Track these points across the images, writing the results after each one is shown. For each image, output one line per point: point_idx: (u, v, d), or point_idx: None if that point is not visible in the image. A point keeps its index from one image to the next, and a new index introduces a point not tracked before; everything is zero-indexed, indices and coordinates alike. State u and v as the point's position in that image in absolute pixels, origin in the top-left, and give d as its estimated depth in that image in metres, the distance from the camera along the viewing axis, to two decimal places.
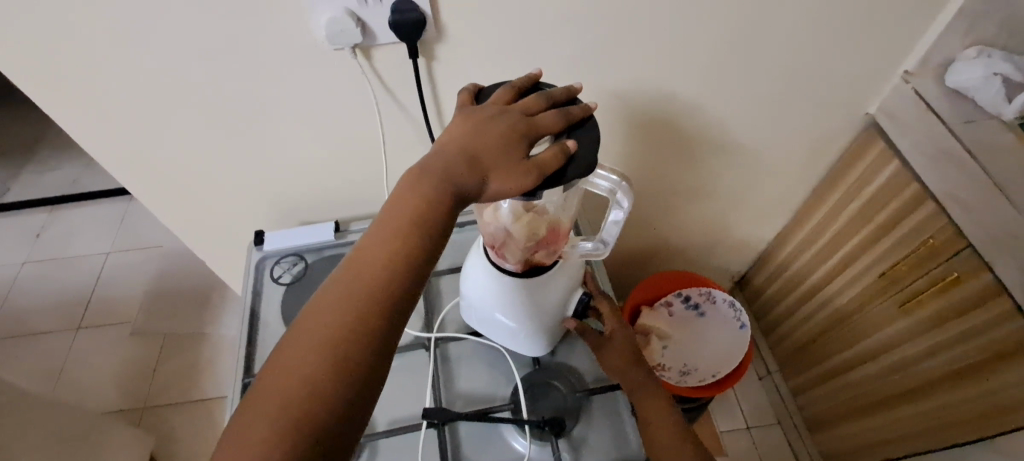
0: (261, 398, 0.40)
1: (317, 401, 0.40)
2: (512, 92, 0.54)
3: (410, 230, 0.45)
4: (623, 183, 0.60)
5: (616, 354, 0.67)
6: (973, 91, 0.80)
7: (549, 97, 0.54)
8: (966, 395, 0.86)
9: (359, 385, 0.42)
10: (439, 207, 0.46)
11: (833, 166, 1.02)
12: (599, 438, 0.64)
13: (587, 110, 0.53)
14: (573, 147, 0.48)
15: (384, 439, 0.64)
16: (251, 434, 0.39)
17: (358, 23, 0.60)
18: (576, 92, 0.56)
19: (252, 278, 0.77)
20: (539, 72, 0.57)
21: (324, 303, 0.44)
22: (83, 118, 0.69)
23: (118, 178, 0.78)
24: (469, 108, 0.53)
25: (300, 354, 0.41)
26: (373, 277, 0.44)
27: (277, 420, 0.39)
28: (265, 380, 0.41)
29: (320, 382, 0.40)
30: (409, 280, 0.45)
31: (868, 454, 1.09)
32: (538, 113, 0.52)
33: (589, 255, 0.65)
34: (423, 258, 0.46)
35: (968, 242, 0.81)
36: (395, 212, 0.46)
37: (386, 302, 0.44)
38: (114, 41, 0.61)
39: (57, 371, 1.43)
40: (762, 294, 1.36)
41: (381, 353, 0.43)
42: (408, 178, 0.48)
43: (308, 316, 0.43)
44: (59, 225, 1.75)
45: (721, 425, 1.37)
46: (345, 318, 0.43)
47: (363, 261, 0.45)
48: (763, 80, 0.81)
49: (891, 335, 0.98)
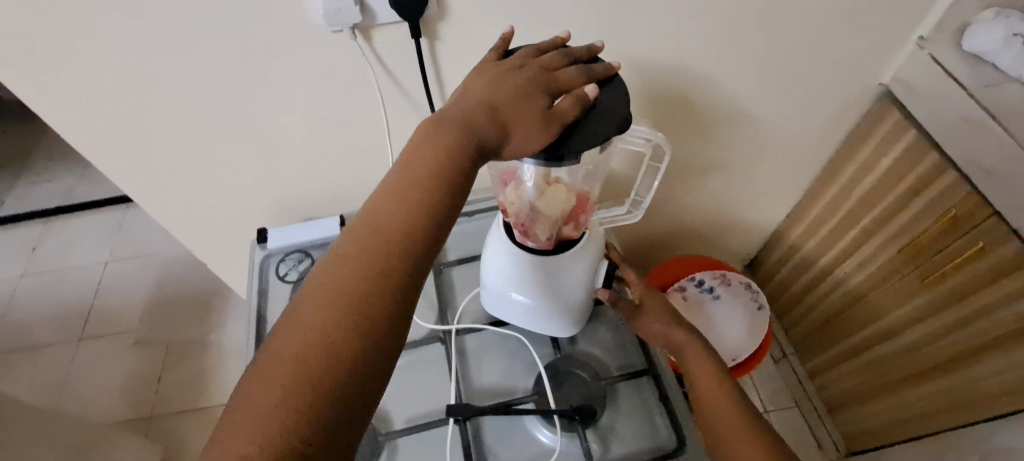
0: (257, 386, 0.37)
1: (318, 392, 0.37)
2: (536, 52, 0.52)
3: (429, 181, 0.43)
4: (658, 136, 0.62)
5: (652, 320, 0.65)
6: (993, 55, 0.77)
7: (569, 54, 0.51)
8: (996, 368, 0.84)
9: (365, 374, 0.39)
10: (459, 159, 0.44)
11: (845, 139, 0.99)
12: (628, 427, 0.62)
13: (610, 68, 0.50)
14: (592, 95, 0.46)
15: (403, 438, 0.62)
16: (268, 386, 0.37)
17: (358, 1, 0.57)
18: (598, 51, 0.54)
19: (257, 277, 0.74)
20: (566, 35, 0.56)
21: (339, 255, 0.42)
22: (72, 115, 0.65)
23: (111, 179, 0.75)
24: (489, 65, 0.50)
25: (298, 340, 0.38)
26: (390, 227, 0.42)
27: (275, 412, 0.36)
28: (261, 367, 0.38)
29: (323, 370, 0.37)
30: (415, 256, 0.42)
31: (894, 432, 1.06)
32: (558, 69, 0.50)
33: (620, 218, 0.76)
34: (445, 208, 0.44)
35: (993, 210, 0.78)
36: (412, 163, 0.44)
37: (405, 250, 0.42)
38: (100, 29, 0.57)
39: (60, 383, 1.41)
40: (773, 276, 1.33)
41: (389, 340, 0.40)
42: (424, 130, 0.45)
43: (308, 297, 0.41)
44: (54, 236, 1.72)
45: (765, 405, 1.35)
46: (364, 269, 0.41)
47: (367, 240, 0.42)
48: (777, 49, 0.78)
49: (914, 309, 0.96)
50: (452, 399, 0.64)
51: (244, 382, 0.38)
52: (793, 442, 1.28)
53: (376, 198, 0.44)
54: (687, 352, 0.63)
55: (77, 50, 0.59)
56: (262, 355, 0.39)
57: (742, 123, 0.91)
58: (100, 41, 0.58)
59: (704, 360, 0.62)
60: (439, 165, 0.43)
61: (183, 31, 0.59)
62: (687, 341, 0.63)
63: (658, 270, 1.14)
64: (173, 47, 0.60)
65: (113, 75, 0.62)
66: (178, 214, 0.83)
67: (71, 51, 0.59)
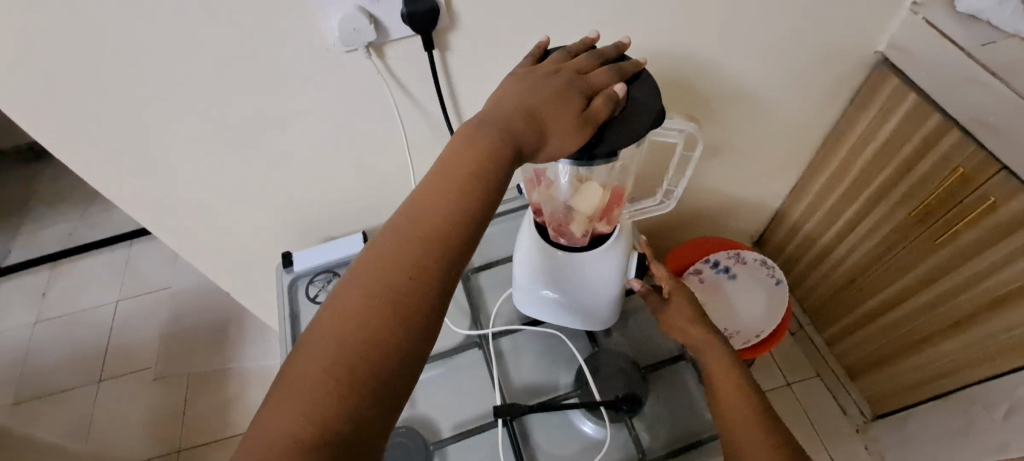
0: (297, 372, 0.38)
1: (356, 380, 0.38)
2: (568, 56, 0.54)
3: (468, 182, 0.44)
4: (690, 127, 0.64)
5: (677, 314, 0.65)
6: (987, 14, 0.78)
7: (599, 55, 0.53)
8: (1015, 320, 0.85)
9: (400, 367, 0.39)
10: (499, 160, 0.44)
11: (845, 109, 1.01)
12: (671, 412, 0.63)
13: (638, 65, 0.52)
14: (621, 93, 0.48)
15: (453, 445, 0.62)
16: (308, 373, 0.38)
17: (371, 19, 0.58)
18: (624, 49, 0.56)
19: (287, 300, 0.74)
20: (594, 35, 0.57)
21: (380, 250, 0.43)
22: (93, 154, 0.66)
23: (132, 214, 0.75)
24: (523, 69, 0.52)
25: (338, 329, 0.39)
26: (430, 225, 0.43)
27: (313, 398, 0.37)
28: (300, 353, 0.39)
29: (361, 361, 0.38)
30: (453, 256, 0.43)
31: (918, 391, 1.07)
32: (590, 71, 0.51)
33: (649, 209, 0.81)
34: (482, 206, 0.44)
35: (1001, 165, 0.79)
36: (452, 162, 0.44)
37: (442, 247, 0.42)
38: (117, 68, 0.58)
39: (85, 425, 1.40)
40: (782, 251, 1.35)
41: (426, 338, 0.41)
42: (464, 131, 0.46)
43: (349, 287, 0.41)
44: (63, 280, 1.71)
45: (763, 384, 1.36)
46: (404, 266, 0.42)
47: (409, 235, 0.43)
48: (776, 27, 0.79)
49: (928, 270, 0.97)
50: (496, 399, 0.65)
51: (284, 368, 0.39)
52: (817, 414, 1.30)
53: (417, 196, 0.44)
54: (707, 352, 0.62)
55: (98, 92, 0.59)
56: (301, 343, 0.40)
57: (745, 103, 0.92)
58: (119, 80, 0.59)
59: (723, 360, 0.60)
60: (480, 164, 0.44)
61: (200, 65, 0.59)
62: (706, 342, 0.62)
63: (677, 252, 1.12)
64: (189, 80, 0.61)
65: (131, 112, 0.62)
66: (200, 243, 0.83)
67: (92, 93, 0.59)
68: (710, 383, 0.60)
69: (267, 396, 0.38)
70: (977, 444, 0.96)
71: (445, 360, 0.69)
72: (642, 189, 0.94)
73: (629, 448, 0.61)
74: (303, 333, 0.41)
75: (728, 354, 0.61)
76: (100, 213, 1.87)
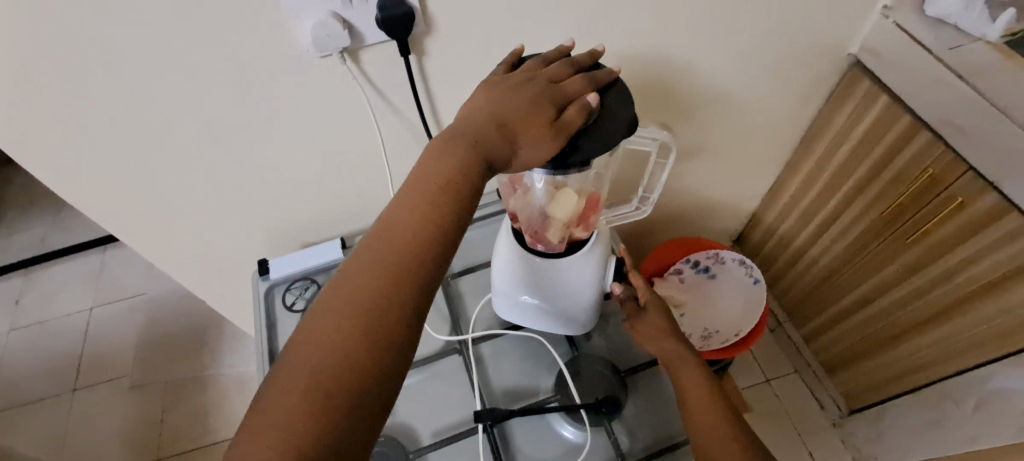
0: (273, 394, 0.38)
1: (330, 399, 0.37)
2: (543, 63, 0.54)
3: (441, 194, 0.44)
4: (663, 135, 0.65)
5: (649, 326, 0.66)
6: (954, 18, 0.80)
7: (574, 63, 0.53)
8: (984, 316, 0.87)
9: (378, 384, 0.39)
10: (471, 171, 0.44)
11: (821, 109, 1.02)
12: (650, 415, 0.64)
13: (612, 74, 0.52)
14: (595, 102, 0.48)
15: (433, 452, 0.62)
16: (284, 394, 0.37)
17: (345, 25, 0.57)
18: (598, 56, 0.57)
19: (263, 309, 0.73)
20: (570, 43, 0.58)
21: (356, 266, 0.43)
22: (58, 161, 0.64)
23: (100, 221, 0.73)
24: (496, 77, 0.52)
25: (315, 349, 0.39)
26: (403, 239, 0.43)
27: (289, 421, 0.36)
28: (277, 375, 0.39)
29: (337, 380, 0.38)
30: (428, 269, 0.43)
31: (891, 387, 1.10)
32: (564, 80, 0.51)
33: (631, 215, 0.80)
34: (456, 218, 0.44)
35: (969, 165, 0.81)
36: (423, 175, 0.45)
37: (416, 261, 0.43)
38: (82, 74, 0.56)
39: (60, 436, 1.37)
40: (760, 250, 1.37)
41: (402, 353, 0.41)
42: (436, 144, 0.46)
43: (324, 306, 0.41)
44: (35, 287, 1.66)
45: (741, 382, 1.38)
46: (378, 281, 0.42)
47: (383, 250, 0.43)
48: (751, 30, 0.80)
49: (900, 269, 0.99)
50: (478, 405, 0.65)
51: (262, 389, 0.39)
52: (794, 409, 1.33)
53: (389, 210, 0.44)
54: (680, 367, 0.62)
55: (62, 98, 0.58)
56: (279, 363, 0.40)
57: (721, 106, 0.92)
58: (85, 87, 0.57)
59: (695, 377, 0.61)
60: (451, 176, 0.44)
61: (169, 72, 0.58)
62: (678, 355, 0.63)
63: (671, 243, 1.12)
64: (160, 88, 0.59)
65: (98, 119, 0.61)
66: (173, 251, 0.81)
67: (58, 101, 0.58)
68: (683, 396, 0.60)
69: (244, 418, 0.38)
70: (949, 437, 0.99)
71: (425, 368, 0.69)
72: (618, 192, 0.95)
73: (608, 451, 0.61)
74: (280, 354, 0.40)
75: (699, 367, 0.62)
76: (71, 219, 1.83)
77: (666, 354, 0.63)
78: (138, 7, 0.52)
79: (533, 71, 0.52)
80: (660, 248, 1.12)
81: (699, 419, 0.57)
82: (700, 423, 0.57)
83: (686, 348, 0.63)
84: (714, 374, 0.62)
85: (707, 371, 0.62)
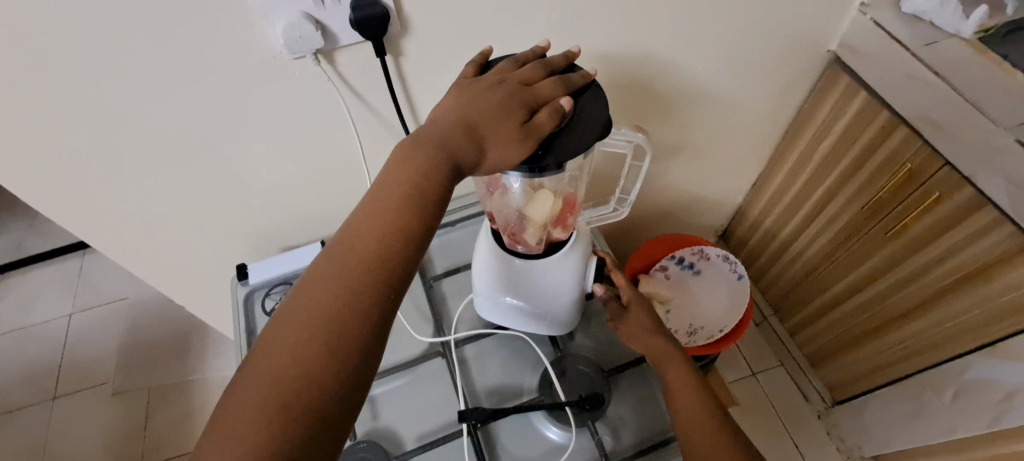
0: (234, 407, 0.38)
1: (293, 408, 0.38)
2: (517, 65, 0.55)
3: (406, 202, 0.44)
4: (639, 136, 0.66)
5: (635, 323, 0.66)
6: (930, 14, 0.80)
7: (547, 66, 0.54)
8: (964, 305, 0.87)
9: (340, 396, 0.39)
10: (437, 178, 0.45)
11: (801, 106, 1.03)
12: (633, 414, 0.64)
13: (587, 76, 0.53)
14: (567, 106, 0.49)
15: (417, 456, 0.61)
16: (247, 404, 0.38)
17: (318, 26, 0.56)
18: (573, 58, 0.58)
19: (241, 314, 0.72)
20: (546, 44, 0.58)
21: (321, 274, 0.43)
22: (24, 168, 0.62)
23: (69, 227, 0.71)
24: (467, 80, 0.52)
25: (274, 362, 0.39)
26: (369, 248, 0.43)
27: (249, 433, 0.36)
28: (237, 387, 0.39)
29: (296, 392, 0.38)
30: (394, 277, 0.43)
31: (872, 379, 1.11)
32: (536, 82, 0.52)
33: (611, 215, 0.79)
34: (425, 226, 0.45)
35: (945, 161, 0.82)
36: (391, 185, 0.45)
37: (382, 270, 0.43)
38: (44, 78, 0.54)
39: (40, 446, 1.34)
40: (745, 245, 1.38)
41: (363, 362, 0.41)
42: (402, 149, 0.46)
43: (288, 313, 0.41)
44: (11, 293, 1.63)
45: (728, 376, 1.39)
46: (343, 290, 0.42)
47: (342, 262, 0.43)
48: (732, 27, 0.80)
49: (881, 261, 1.00)
50: (462, 405, 0.64)
51: (224, 402, 0.38)
52: (780, 402, 1.34)
53: (356, 218, 0.45)
54: (667, 362, 0.62)
55: (24, 104, 0.56)
56: (241, 376, 0.40)
57: (702, 103, 0.93)
58: (49, 91, 0.55)
59: (682, 372, 0.61)
60: (418, 183, 0.44)
61: (137, 74, 0.56)
62: (665, 351, 0.63)
63: (663, 240, 1.12)
64: (135, 95, 0.58)
65: (62, 124, 0.59)
66: (149, 255, 0.80)
67: (21, 107, 0.56)
68: (670, 389, 0.60)
69: (205, 432, 0.37)
70: (930, 426, 1.00)
71: (407, 371, 0.68)
72: (598, 187, 0.96)
73: (592, 451, 0.61)
74: (240, 368, 0.40)
75: (686, 364, 0.62)
76: (50, 222, 1.80)
77: (651, 352, 0.64)
78: (104, 12, 0.51)
79: (505, 73, 0.53)
80: (655, 242, 1.11)
81: (688, 413, 0.58)
82: (685, 416, 0.58)
83: (671, 344, 0.64)
84: (700, 370, 0.62)
85: (693, 369, 0.62)
